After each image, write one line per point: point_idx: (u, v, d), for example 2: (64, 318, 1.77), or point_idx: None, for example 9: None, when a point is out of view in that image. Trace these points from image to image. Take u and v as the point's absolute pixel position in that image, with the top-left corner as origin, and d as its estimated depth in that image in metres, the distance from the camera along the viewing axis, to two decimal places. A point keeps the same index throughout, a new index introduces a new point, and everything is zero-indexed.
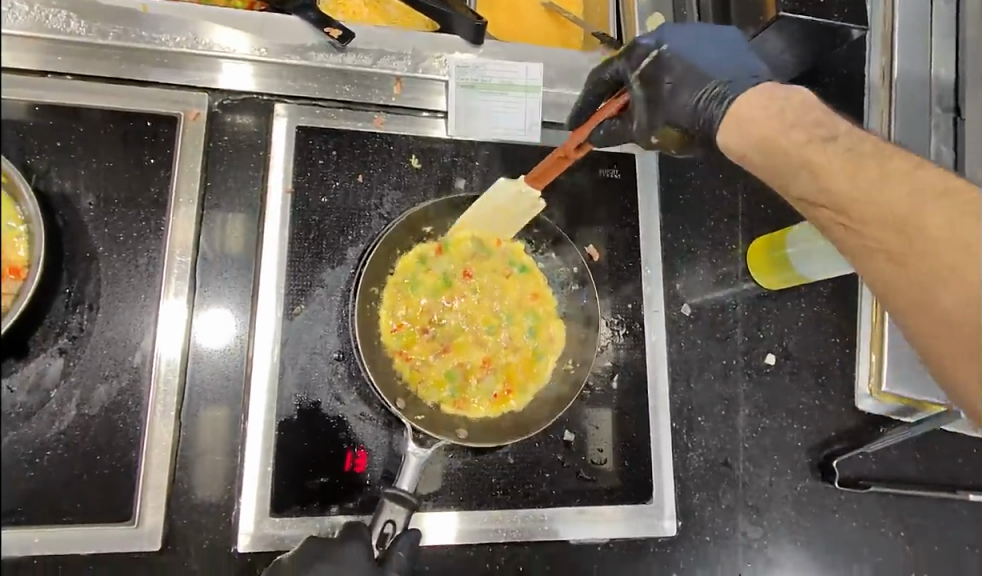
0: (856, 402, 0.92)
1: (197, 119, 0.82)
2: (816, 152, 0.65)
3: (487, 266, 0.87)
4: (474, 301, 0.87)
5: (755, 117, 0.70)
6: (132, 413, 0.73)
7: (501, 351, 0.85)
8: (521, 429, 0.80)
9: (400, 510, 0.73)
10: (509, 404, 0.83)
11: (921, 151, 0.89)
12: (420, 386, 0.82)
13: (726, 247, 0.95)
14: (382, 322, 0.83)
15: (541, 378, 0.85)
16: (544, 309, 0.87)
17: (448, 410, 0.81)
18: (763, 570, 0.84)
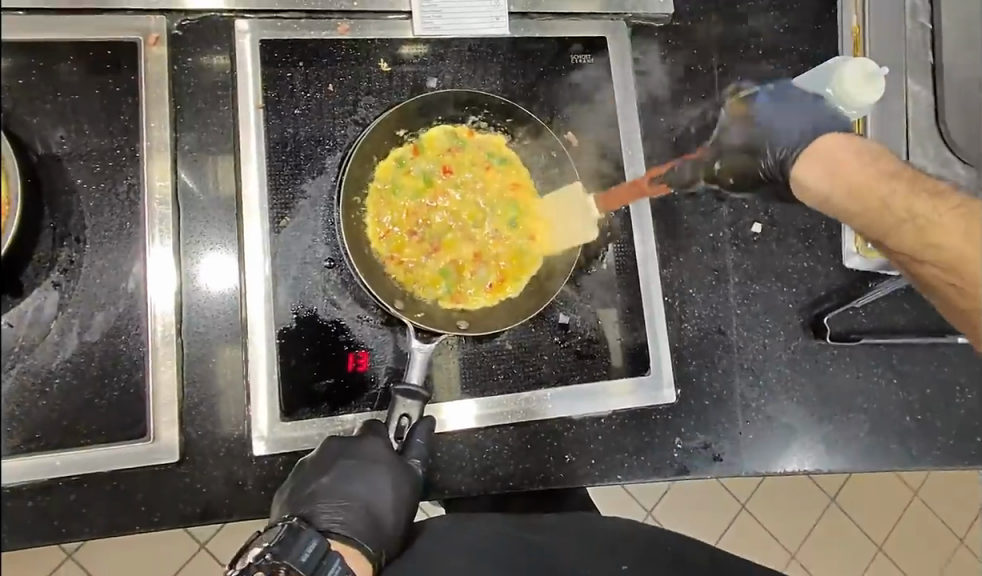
0: (845, 261, 0.94)
1: (158, 44, 0.80)
2: (901, 204, 0.66)
3: (466, 161, 0.88)
4: (458, 200, 0.88)
5: (846, 159, 0.69)
6: (133, 337, 0.75)
7: (491, 243, 0.87)
8: (517, 314, 0.84)
9: (413, 407, 0.75)
10: (505, 291, 0.86)
11: (897, 6, 0.97)
12: (416, 288, 0.84)
13: (706, 122, 0.96)
14: (370, 230, 0.83)
15: (533, 264, 0.87)
16: (527, 197, 0.88)
17: (446, 307, 0.84)
18: (763, 426, 0.88)
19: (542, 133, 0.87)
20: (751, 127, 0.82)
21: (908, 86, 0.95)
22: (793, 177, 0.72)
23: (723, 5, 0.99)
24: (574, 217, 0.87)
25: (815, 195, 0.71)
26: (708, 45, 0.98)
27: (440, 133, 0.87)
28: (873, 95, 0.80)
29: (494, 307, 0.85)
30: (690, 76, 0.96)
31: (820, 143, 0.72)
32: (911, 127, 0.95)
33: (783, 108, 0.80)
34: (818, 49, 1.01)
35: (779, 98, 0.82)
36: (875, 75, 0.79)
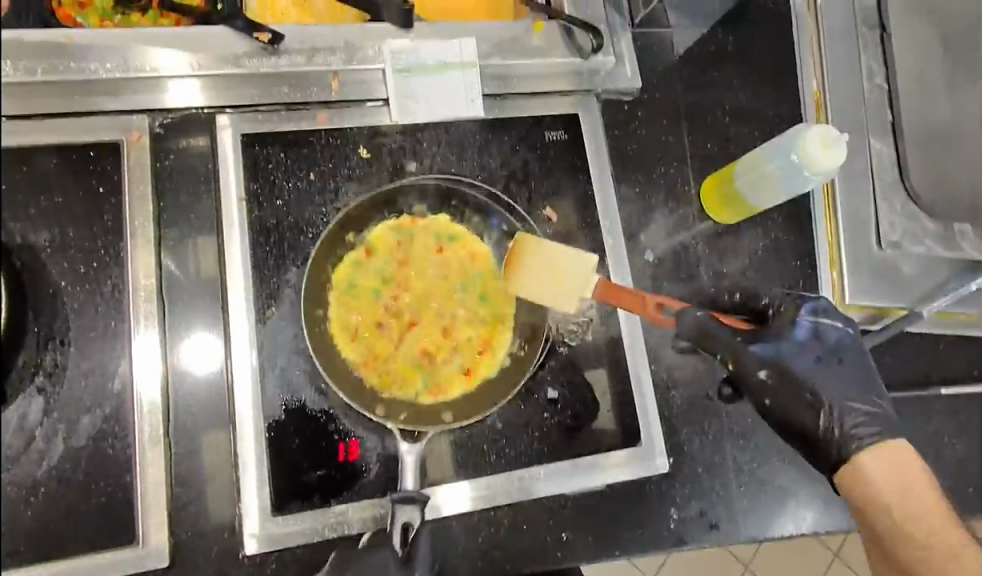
0: None
1: (140, 141, 0.82)
2: (924, 530, 0.70)
3: (418, 247, 0.88)
4: (421, 286, 0.87)
5: (915, 481, 0.70)
6: (120, 439, 0.74)
7: (461, 324, 0.87)
8: (496, 395, 0.84)
9: (415, 512, 0.74)
10: (480, 374, 0.86)
11: (855, 66, 1.02)
12: (395, 389, 0.83)
13: (679, 190, 0.98)
14: (339, 340, 0.83)
15: (505, 344, 0.87)
16: (486, 272, 0.89)
17: (427, 402, 0.83)
18: (757, 491, 0.89)
19: (495, 219, 0.91)
20: (795, 371, 0.74)
21: (872, 143, 1.00)
22: (857, 465, 0.72)
23: (689, 75, 1.03)
24: (560, 282, 0.82)
25: (874, 496, 0.70)
26: (677, 114, 1.01)
27: (386, 229, 0.88)
28: (839, 158, 0.82)
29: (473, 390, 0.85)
30: (662, 146, 0.99)
31: (893, 446, 0.72)
32: (878, 183, 0.98)
33: (832, 375, 0.75)
34: (783, 111, 1.05)
35: (825, 340, 0.77)
36: (835, 140, 0.82)
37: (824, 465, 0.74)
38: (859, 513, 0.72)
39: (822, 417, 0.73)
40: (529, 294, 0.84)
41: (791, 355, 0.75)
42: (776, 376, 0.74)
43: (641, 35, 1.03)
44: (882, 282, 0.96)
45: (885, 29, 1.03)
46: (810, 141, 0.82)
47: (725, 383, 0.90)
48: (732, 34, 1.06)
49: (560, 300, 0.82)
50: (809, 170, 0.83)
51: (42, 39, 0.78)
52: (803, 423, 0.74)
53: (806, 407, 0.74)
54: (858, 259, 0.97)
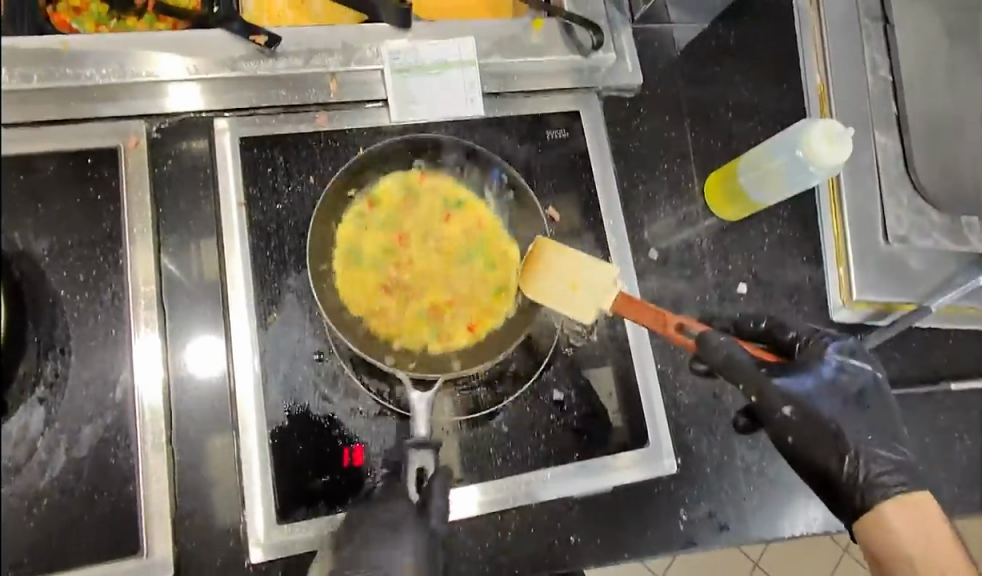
0: (832, 314, 0.98)
1: (138, 146, 0.81)
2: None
3: (421, 203, 0.87)
4: (425, 241, 0.86)
5: (937, 534, 0.70)
6: (122, 448, 0.73)
7: (467, 275, 0.86)
8: (502, 344, 0.83)
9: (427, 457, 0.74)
10: (488, 322, 0.84)
11: (858, 60, 1.01)
12: (404, 341, 0.82)
13: (683, 187, 0.97)
14: (345, 295, 0.81)
15: (510, 290, 0.86)
16: (488, 224, 0.88)
17: (436, 351, 0.82)
18: (767, 490, 0.88)
19: (496, 171, 0.88)
20: (821, 410, 0.73)
21: (877, 137, 0.99)
22: (879, 516, 0.71)
23: (690, 71, 1.02)
24: (578, 291, 0.81)
25: (897, 549, 0.70)
26: (679, 110, 1.00)
27: (389, 182, 0.86)
28: (843, 154, 0.82)
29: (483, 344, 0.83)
30: (665, 142, 0.98)
31: (916, 499, 0.72)
32: (884, 176, 0.97)
33: (853, 416, 0.75)
34: (786, 106, 1.04)
35: (849, 381, 0.77)
36: (839, 135, 0.81)
37: (845, 513, 0.74)
38: (879, 562, 0.71)
39: (844, 461, 0.73)
40: (545, 299, 0.81)
41: (818, 398, 0.74)
42: (801, 417, 0.73)
43: (641, 32, 1.02)
44: (891, 277, 0.95)
45: (887, 21, 1.02)
46: (814, 137, 0.81)
47: (741, 413, 0.85)
48: (733, 29, 1.05)
49: (579, 310, 0.81)
50: (813, 166, 0.83)
51: (39, 47, 0.78)
52: (827, 466, 0.73)
53: (832, 450, 0.73)
54: (866, 255, 0.95)
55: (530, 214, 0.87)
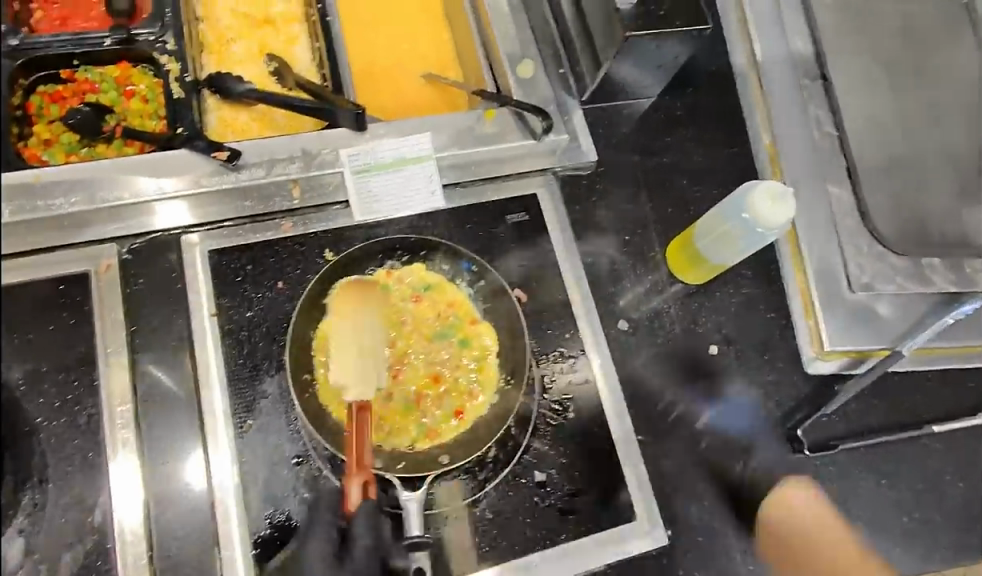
0: (807, 368, 0.98)
1: (109, 270, 0.84)
2: (859, 558, 0.85)
3: (395, 299, 0.88)
4: (401, 337, 0.86)
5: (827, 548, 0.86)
6: (105, 572, 0.73)
7: (448, 368, 0.86)
8: (486, 431, 0.83)
9: (422, 555, 0.73)
10: (470, 411, 0.84)
11: (803, 117, 1.05)
12: (390, 438, 0.82)
13: (646, 256, 0.99)
14: (328, 403, 0.82)
15: (494, 376, 0.86)
16: (464, 314, 0.88)
17: (422, 449, 0.82)
18: (762, 552, 0.87)
19: (464, 262, 0.90)
20: None
21: (831, 189, 1.02)
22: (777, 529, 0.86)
23: (642, 143, 1.05)
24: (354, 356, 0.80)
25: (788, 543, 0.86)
26: (634, 181, 1.03)
27: None
28: (787, 212, 0.84)
29: (470, 428, 0.83)
30: (624, 214, 1.01)
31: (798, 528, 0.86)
32: (840, 227, 1.00)
33: None
34: (739, 167, 1.07)
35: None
36: (782, 195, 0.84)
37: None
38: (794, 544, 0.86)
39: None
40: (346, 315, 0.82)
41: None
42: None
43: (590, 111, 1.05)
44: (861, 324, 0.96)
45: (825, 78, 1.08)
46: (756, 197, 0.84)
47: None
48: (679, 100, 1.08)
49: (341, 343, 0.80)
50: (760, 226, 0.85)
51: (10, 180, 0.82)
52: None
53: None
54: (832, 305, 0.97)
55: (500, 298, 0.88)
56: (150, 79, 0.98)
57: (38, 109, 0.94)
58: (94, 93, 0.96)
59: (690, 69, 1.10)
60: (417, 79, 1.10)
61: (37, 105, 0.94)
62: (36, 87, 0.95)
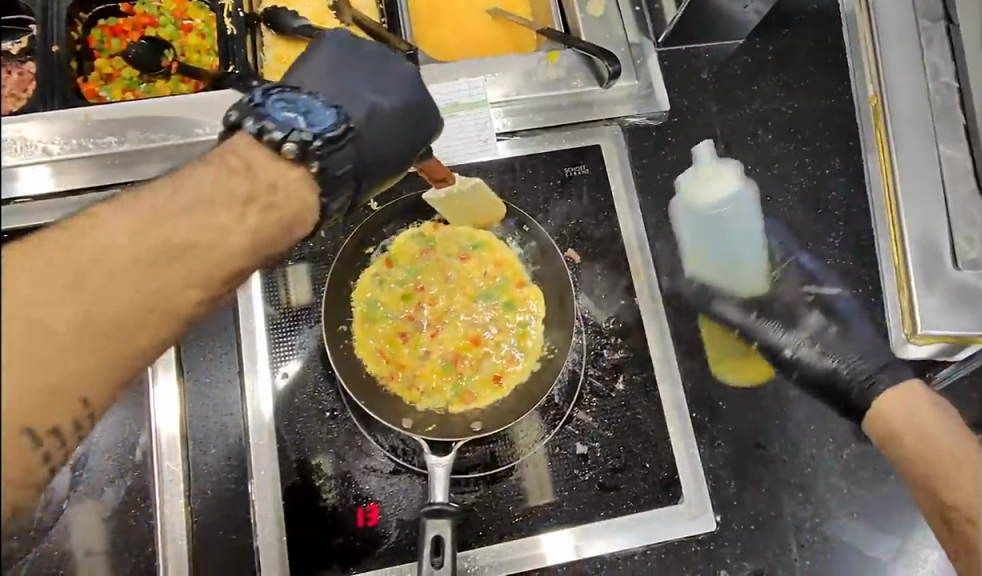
0: (897, 351, 0.88)
1: None
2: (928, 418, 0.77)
3: (443, 254, 0.86)
4: (444, 295, 0.85)
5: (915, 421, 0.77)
6: (143, 509, 0.74)
7: (490, 330, 0.84)
8: (528, 396, 0.80)
9: (443, 522, 0.68)
10: (510, 376, 0.81)
11: (916, 65, 0.91)
12: (423, 398, 0.80)
13: (717, 218, 0.90)
14: (362, 355, 0.80)
15: (540, 343, 0.82)
16: (511, 274, 0.85)
17: (457, 411, 0.80)
18: (821, 548, 0.80)
19: (513, 219, 0.85)
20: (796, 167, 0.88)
21: (940, 151, 0.88)
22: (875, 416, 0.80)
23: (723, 92, 0.95)
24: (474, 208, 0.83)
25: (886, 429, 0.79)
26: (712, 133, 0.93)
27: (410, 239, 0.86)
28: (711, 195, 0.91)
29: (506, 396, 0.80)
30: (698, 171, 0.92)
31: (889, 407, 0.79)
32: (949, 193, 0.87)
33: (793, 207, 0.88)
34: (833, 122, 0.95)
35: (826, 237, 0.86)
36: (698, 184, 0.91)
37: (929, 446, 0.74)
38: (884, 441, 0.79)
39: None
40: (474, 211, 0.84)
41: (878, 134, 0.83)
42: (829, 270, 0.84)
43: (666, 54, 0.95)
44: (965, 306, 0.83)
45: (951, 21, 0.91)
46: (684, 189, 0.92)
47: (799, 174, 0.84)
48: (770, 44, 0.97)
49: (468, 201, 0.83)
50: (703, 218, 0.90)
51: (64, 117, 0.82)
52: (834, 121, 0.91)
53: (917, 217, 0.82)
54: (931, 284, 0.85)
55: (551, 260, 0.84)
56: (205, 13, 0.95)
57: (99, 43, 0.93)
58: (153, 28, 0.94)
59: (786, 8, 0.99)
60: (482, 14, 1.02)
61: (98, 39, 0.93)
62: (96, 21, 0.93)
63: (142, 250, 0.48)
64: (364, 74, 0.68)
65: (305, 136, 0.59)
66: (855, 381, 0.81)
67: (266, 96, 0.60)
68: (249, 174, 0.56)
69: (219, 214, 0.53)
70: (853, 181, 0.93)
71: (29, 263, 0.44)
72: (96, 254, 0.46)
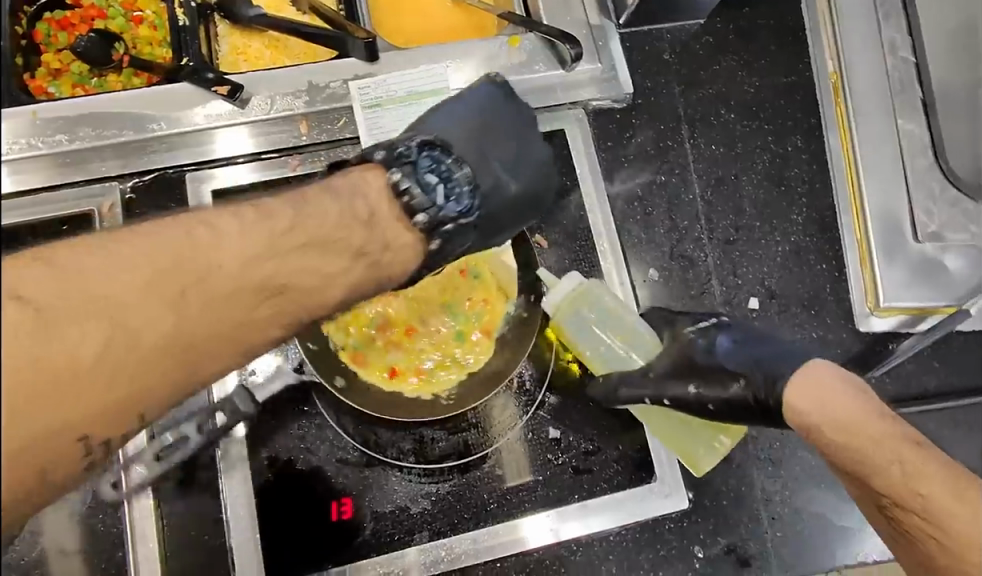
0: (859, 325, 0.89)
1: (111, 212, 0.81)
2: (860, 405, 0.68)
3: None
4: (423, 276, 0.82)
5: (839, 402, 0.68)
6: (111, 513, 0.73)
7: (426, 336, 0.81)
8: (404, 411, 0.78)
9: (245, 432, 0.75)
10: (403, 381, 0.79)
11: (877, 39, 0.93)
12: (334, 323, 0.79)
13: (683, 199, 0.90)
14: None
15: (446, 382, 0.80)
16: (485, 322, 0.82)
17: (344, 357, 0.78)
18: (792, 519, 0.81)
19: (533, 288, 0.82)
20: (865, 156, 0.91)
21: (901, 125, 0.91)
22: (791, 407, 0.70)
23: (686, 72, 0.95)
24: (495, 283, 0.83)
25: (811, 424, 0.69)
26: (675, 114, 0.93)
27: None
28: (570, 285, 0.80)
29: (386, 388, 0.79)
30: (662, 153, 0.92)
31: (807, 389, 0.69)
32: (911, 167, 0.89)
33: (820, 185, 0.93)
34: (796, 99, 0.95)
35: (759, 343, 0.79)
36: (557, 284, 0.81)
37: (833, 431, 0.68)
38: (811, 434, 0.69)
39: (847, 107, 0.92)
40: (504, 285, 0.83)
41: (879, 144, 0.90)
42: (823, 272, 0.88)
43: (628, 35, 0.95)
44: (926, 278, 0.87)
45: None
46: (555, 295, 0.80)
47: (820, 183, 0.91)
48: (731, 22, 0.97)
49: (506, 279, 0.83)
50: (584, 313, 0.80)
51: (10, 116, 0.79)
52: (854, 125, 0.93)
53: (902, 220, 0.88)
54: (896, 257, 0.87)
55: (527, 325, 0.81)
56: (156, 5, 0.93)
57: (45, 37, 0.89)
58: (103, 20, 0.92)
59: None
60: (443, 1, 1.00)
61: (45, 33, 0.89)
62: (42, 14, 0.90)
63: (192, 283, 0.56)
64: (503, 152, 0.75)
65: (434, 216, 0.69)
66: (760, 383, 0.72)
67: (418, 154, 0.70)
68: (369, 224, 0.67)
69: (328, 261, 0.64)
70: (814, 159, 0.93)
71: (143, 264, 0.54)
72: (206, 273, 0.57)
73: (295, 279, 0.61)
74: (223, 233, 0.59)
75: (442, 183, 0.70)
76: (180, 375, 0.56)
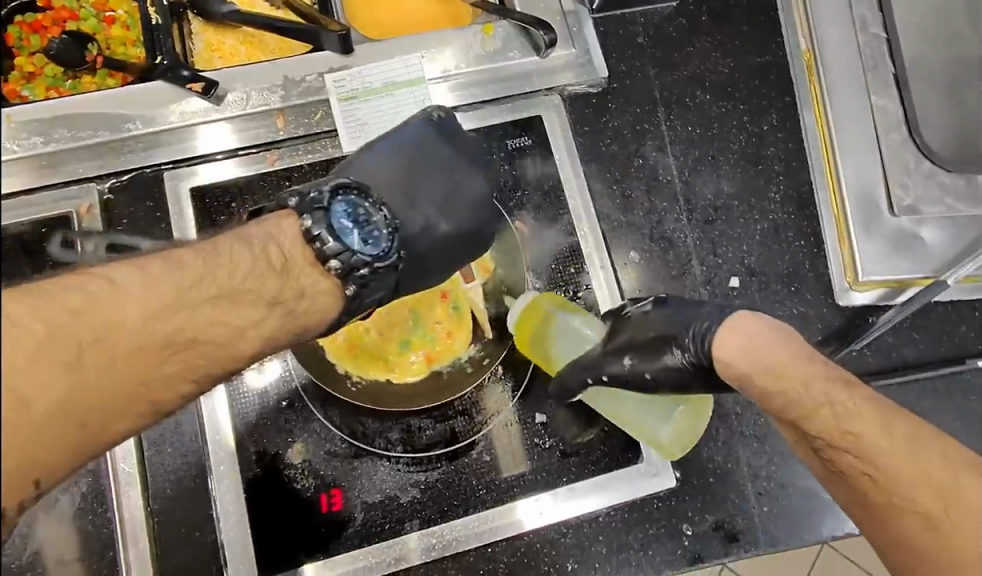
0: (838, 300, 0.90)
1: (90, 213, 0.81)
2: (788, 348, 0.66)
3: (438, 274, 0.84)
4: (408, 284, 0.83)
5: (768, 347, 0.66)
6: (100, 514, 0.73)
7: (379, 328, 0.82)
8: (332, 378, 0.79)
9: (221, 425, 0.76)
10: (340, 350, 0.80)
11: (847, 17, 0.94)
12: None
13: (661, 181, 0.91)
14: None
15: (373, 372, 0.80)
16: (436, 352, 0.81)
17: None
18: (777, 493, 0.82)
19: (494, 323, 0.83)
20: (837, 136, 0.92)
21: (873, 101, 0.92)
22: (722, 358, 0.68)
23: (660, 55, 0.95)
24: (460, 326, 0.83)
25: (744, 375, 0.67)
26: (651, 98, 0.94)
27: None
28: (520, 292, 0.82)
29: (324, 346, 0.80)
30: (638, 136, 0.92)
31: (734, 337, 0.68)
32: (885, 143, 0.91)
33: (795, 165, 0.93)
34: (770, 78, 0.95)
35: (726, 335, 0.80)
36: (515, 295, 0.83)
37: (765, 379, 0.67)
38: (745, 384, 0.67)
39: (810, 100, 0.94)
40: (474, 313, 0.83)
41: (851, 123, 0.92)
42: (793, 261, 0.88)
43: (601, 20, 0.95)
44: (899, 253, 0.88)
45: None
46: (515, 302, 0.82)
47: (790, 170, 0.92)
48: (704, 3, 0.97)
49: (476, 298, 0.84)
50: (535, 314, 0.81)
51: None
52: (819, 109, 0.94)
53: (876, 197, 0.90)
54: (870, 234, 0.89)
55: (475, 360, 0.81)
56: (127, 5, 0.93)
57: (17, 40, 0.89)
58: (75, 22, 0.91)
59: None
60: None
61: (17, 36, 0.89)
62: (13, 17, 0.89)
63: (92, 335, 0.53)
64: (435, 191, 0.79)
65: (353, 260, 0.68)
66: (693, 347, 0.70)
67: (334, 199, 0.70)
68: (284, 273, 0.66)
69: (240, 313, 0.62)
70: (790, 136, 0.94)
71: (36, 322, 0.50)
72: (108, 328, 0.54)
73: (221, 314, 0.61)
74: (120, 284, 0.56)
75: (368, 233, 0.70)
76: (82, 433, 0.53)
